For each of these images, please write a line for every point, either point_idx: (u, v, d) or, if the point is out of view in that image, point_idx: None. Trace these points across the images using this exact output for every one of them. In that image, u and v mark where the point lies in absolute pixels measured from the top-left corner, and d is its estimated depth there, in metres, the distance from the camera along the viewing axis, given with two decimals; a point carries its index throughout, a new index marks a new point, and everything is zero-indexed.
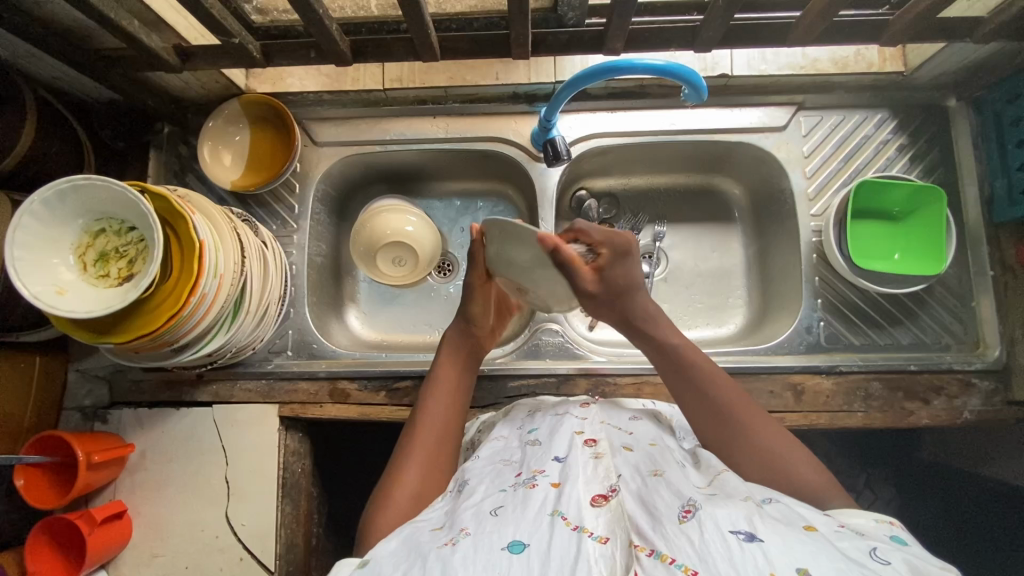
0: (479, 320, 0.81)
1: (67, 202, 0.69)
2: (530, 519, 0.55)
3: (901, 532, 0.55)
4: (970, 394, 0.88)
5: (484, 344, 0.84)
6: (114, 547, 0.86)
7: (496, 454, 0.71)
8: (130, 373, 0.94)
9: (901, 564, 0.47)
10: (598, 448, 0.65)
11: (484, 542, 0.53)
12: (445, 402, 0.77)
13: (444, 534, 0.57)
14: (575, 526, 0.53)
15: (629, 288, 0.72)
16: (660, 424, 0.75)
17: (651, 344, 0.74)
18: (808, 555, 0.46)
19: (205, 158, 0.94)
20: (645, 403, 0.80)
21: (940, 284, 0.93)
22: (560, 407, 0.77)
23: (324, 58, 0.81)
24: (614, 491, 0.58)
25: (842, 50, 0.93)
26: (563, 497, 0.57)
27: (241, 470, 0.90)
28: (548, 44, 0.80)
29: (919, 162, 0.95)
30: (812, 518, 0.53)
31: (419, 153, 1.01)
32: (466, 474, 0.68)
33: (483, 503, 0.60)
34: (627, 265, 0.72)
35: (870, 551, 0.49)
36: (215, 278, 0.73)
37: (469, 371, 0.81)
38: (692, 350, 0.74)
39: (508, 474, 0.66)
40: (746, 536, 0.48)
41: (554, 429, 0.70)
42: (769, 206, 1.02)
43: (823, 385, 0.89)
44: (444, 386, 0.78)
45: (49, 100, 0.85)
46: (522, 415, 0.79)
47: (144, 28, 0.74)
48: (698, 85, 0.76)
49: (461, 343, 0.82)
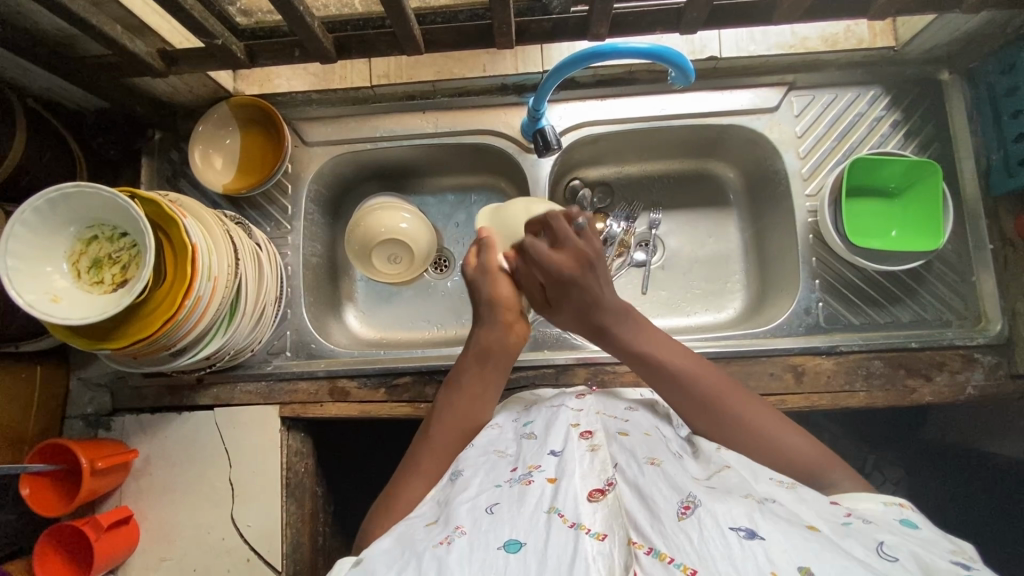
0: (497, 314, 0.77)
1: (59, 212, 0.69)
2: (527, 518, 0.55)
3: (910, 514, 0.57)
4: (973, 369, 0.87)
5: (501, 348, 0.78)
6: (122, 552, 0.87)
7: (490, 443, 0.71)
8: (130, 379, 0.94)
9: (909, 560, 0.49)
10: (594, 440, 0.65)
11: (480, 541, 0.53)
12: (469, 400, 0.77)
13: (439, 531, 0.57)
14: (571, 523, 0.53)
15: (588, 306, 0.74)
16: (657, 409, 0.77)
17: (627, 356, 0.75)
18: (808, 552, 0.46)
19: (196, 163, 0.94)
20: (642, 392, 0.81)
21: (939, 260, 0.91)
22: (556, 399, 0.77)
23: (309, 56, 0.80)
24: (611, 484, 0.58)
25: (832, 26, 0.91)
26: (559, 493, 0.57)
27: (245, 471, 0.90)
28: (532, 33, 0.79)
29: (914, 137, 0.94)
30: (816, 517, 0.53)
31: (409, 149, 1.01)
32: (461, 463, 0.69)
33: (479, 498, 0.60)
34: (584, 285, 0.73)
35: (878, 547, 0.50)
36: (208, 281, 0.74)
37: (491, 369, 0.78)
38: (680, 358, 0.74)
39: (502, 466, 0.66)
40: (746, 533, 0.48)
41: (549, 423, 0.70)
42: (765, 188, 1.01)
43: (824, 365, 0.88)
44: (467, 384, 0.77)
45: (37, 109, 0.85)
46: (518, 408, 0.79)
47: (128, 33, 0.74)
48: (685, 67, 0.75)
49: (490, 343, 0.77)
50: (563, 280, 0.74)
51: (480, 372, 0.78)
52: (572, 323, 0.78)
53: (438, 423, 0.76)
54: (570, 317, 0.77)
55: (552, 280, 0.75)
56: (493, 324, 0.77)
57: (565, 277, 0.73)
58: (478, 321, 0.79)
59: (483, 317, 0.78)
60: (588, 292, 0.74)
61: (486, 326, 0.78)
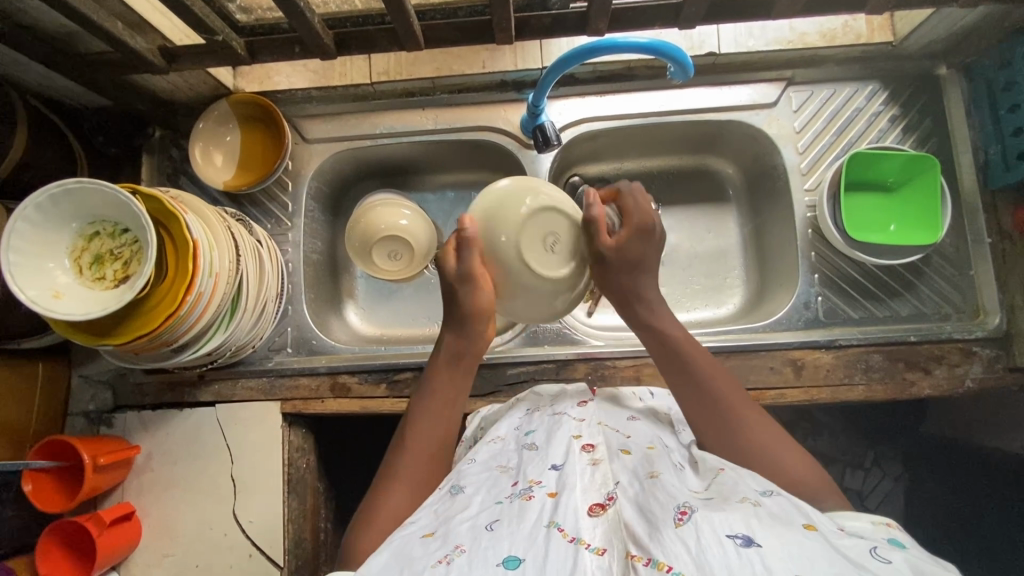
0: (470, 323, 0.75)
1: (62, 209, 0.69)
2: (526, 534, 0.56)
3: (897, 534, 0.56)
4: (971, 362, 0.87)
5: (471, 353, 0.78)
6: (124, 549, 0.87)
7: (493, 458, 0.73)
8: (131, 376, 0.95)
9: (901, 563, 0.49)
10: (596, 453, 0.66)
11: (480, 558, 0.54)
12: (442, 407, 0.76)
13: (438, 547, 0.57)
14: (571, 538, 0.54)
15: (636, 266, 0.74)
16: (662, 422, 0.77)
17: (647, 330, 0.76)
18: (806, 562, 0.46)
19: (197, 159, 0.94)
20: (642, 400, 0.82)
21: (937, 254, 0.92)
22: (558, 405, 0.78)
23: (309, 53, 0.80)
24: (612, 499, 0.59)
25: (831, 22, 0.92)
26: (559, 507, 0.58)
27: (246, 467, 0.91)
28: (531, 28, 0.79)
29: (912, 132, 0.94)
30: (814, 517, 0.54)
31: (408, 145, 1.01)
32: (461, 479, 0.69)
33: (479, 516, 0.61)
34: (648, 245, 0.75)
35: (871, 550, 0.51)
36: (210, 277, 0.74)
37: (462, 373, 0.78)
38: (691, 345, 0.75)
39: (504, 483, 0.67)
40: (743, 540, 0.48)
41: (550, 433, 0.71)
42: (763, 184, 1.01)
43: (824, 359, 0.88)
44: (440, 391, 0.77)
45: (38, 107, 0.85)
46: (520, 414, 0.80)
47: (129, 29, 0.74)
48: (684, 62, 0.75)
49: (459, 349, 0.77)
50: (643, 229, 0.74)
51: (451, 378, 0.77)
52: (610, 285, 0.74)
53: (415, 432, 0.75)
54: (614, 276, 0.73)
55: (634, 228, 0.74)
56: (461, 330, 0.76)
57: (644, 226, 0.74)
58: (451, 328, 0.77)
59: (454, 324, 0.76)
60: (646, 255, 0.75)
61: (454, 332, 0.77)
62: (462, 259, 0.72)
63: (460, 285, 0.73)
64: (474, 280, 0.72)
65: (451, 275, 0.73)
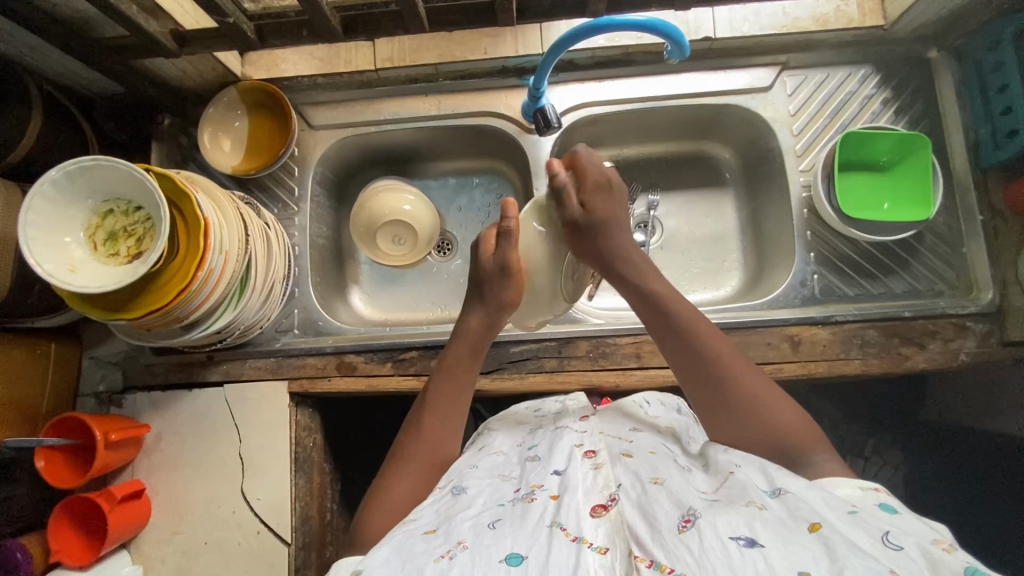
0: (499, 311, 0.78)
1: (77, 185, 0.71)
2: (529, 532, 0.58)
3: (887, 498, 0.57)
4: (965, 336, 0.89)
5: (488, 340, 0.80)
6: (134, 526, 0.88)
7: (495, 468, 0.73)
8: (141, 357, 0.96)
9: (914, 550, 0.48)
10: (597, 459, 0.67)
11: (483, 555, 0.55)
12: (458, 391, 0.77)
13: (439, 543, 0.59)
14: (573, 537, 0.56)
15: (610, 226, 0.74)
16: (663, 434, 0.76)
17: (636, 288, 0.75)
18: (807, 558, 0.47)
19: (205, 144, 0.96)
20: (643, 410, 0.82)
21: (930, 232, 0.94)
22: (561, 421, 0.79)
23: (316, 36, 0.82)
24: (613, 500, 0.60)
25: (822, 7, 0.94)
26: (561, 509, 0.59)
27: (255, 444, 0.92)
28: (532, 10, 0.82)
29: (904, 114, 0.97)
30: (822, 509, 0.53)
31: (412, 132, 1.03)
32: (462, 480, 0.71)
33: (481, 515, 0.63)
34: (608, 203, 0.74)
35: (882, 537, 0.50)
36: (220, 255, 0.76)
37: (479, 356, 0.79)
38: (680, 301, 0.74)
39: (506, 488, 0.68)
40: (746, 541, 0.50)
41: (553, 443, 0.72)
42: (759, 166, 1.04)
43: (820, 334, 0.90)
44: (457, 374, 0.78)
45: (52, 93, 0.88)
46: (523, 432, 0.81)
47: (144, 14, 0.76)
48: (681, 41, 0.78)
49: (479, 330, 0.79)
50: (601, 186, 0.75)
51: (468, 363, 0.78)
52: (587, 249, 0.74)
53: (431, 411, 0.76)
54: (590, 240, 0.74)
55: (592, 185, 0.75)
56: (487, 315, 0.78)
57: (602, 183, 0.75)
58: (475, 310, 0.78)
59: (482, 306, 0.78)
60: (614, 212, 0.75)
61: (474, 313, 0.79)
62: (498, 251, 0.76)
63: (496, 277, 0.76)
64: (510, 273, 0.76)
65: (485, 264, 0.77)
